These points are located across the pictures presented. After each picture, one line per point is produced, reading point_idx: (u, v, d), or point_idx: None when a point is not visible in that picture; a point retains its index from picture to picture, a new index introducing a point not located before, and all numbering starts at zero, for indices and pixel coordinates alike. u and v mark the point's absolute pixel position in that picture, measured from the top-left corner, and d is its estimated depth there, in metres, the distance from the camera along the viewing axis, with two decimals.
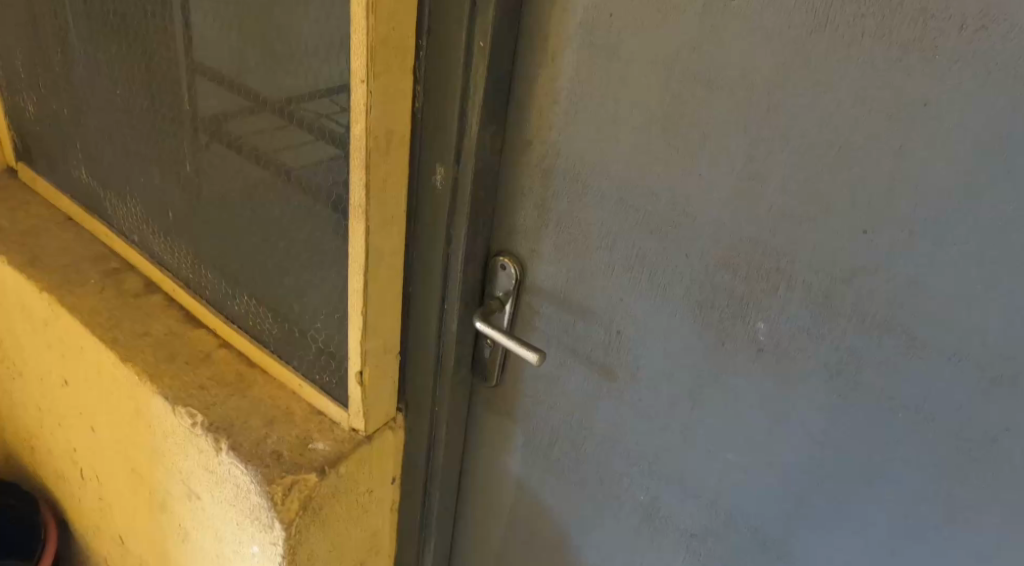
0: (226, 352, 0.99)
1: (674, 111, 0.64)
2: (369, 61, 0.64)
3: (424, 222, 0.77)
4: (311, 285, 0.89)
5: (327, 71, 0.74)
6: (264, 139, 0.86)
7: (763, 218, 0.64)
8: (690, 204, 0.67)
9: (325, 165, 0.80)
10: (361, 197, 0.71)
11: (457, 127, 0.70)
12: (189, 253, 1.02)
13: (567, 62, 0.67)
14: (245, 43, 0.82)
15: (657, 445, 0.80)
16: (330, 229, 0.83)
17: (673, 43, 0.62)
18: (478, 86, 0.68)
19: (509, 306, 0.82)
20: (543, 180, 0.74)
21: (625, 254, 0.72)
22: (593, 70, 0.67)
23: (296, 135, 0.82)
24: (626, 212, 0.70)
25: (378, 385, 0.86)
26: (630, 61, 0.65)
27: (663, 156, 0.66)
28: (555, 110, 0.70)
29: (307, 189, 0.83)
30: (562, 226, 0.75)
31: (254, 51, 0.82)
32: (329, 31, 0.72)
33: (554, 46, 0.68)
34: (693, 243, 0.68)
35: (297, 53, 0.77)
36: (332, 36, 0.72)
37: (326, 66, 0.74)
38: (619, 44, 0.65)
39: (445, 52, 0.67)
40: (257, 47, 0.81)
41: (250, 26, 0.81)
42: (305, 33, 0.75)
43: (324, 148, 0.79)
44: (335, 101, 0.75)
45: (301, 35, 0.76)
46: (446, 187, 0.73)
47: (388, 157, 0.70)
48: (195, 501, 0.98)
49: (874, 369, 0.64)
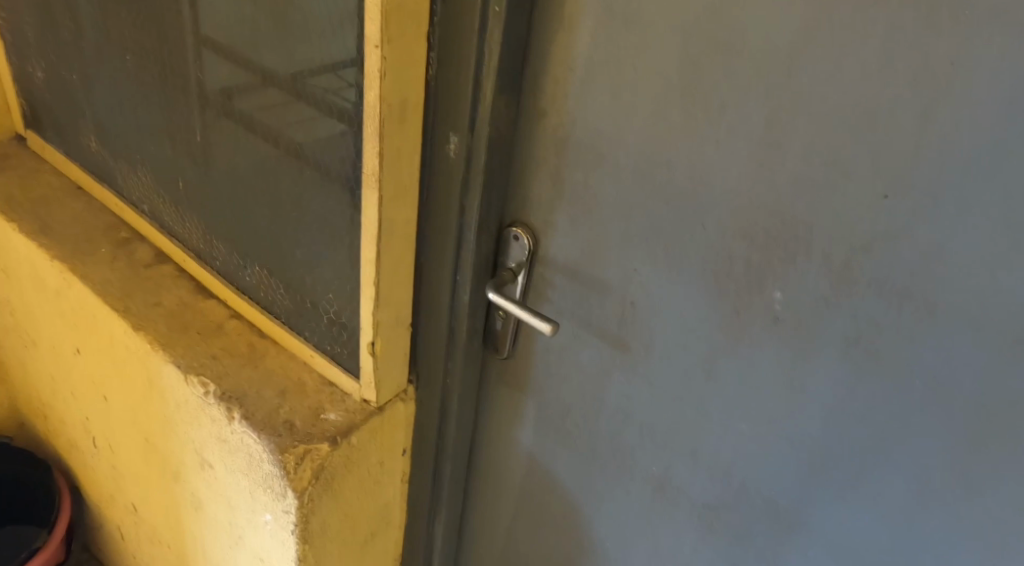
0: (237, 322, 0.99)
1: (692, 77, 0.63)
2: (383, 26, 0.63)
3: (437, 192, 0.76)
4: (322, 256, 0.88)
5: (339, 38, 0.73)
6: (274, 107, 0.85)
7: (781, 187, 0.63)
8: (707, 173, 0.66)
9: (336, 135, 0.79)
10: (374, 166, 0.70)
11: (471, 95, 0.69)
12: (200, 223, 1.02)
13: (583, 28, 0.66)
14: (255, 9, 0.81)
15: (669, 416, 0.80)
16: (341, 199, 0.82)
17: (692, 7, 0.61)
18: (492, 53, 0.67)
19: (522, 278, 0.81)
20: (557, 150, 0.73)
21: (641, 224, 0.71)
22: (610, 37, 0.65)
23: (306, 105, 0.81)
24: (642, 182, 0.70)
25: (390, 356, 0.86)
26: (648, 27, 0.63)
27: (681, 124, 0.65)
28: (571, 77, 0.69)
29: (317, 160, 0.83)
30: (575, 196, 0.74)
31: (264, 17, 0.81)
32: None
33: (571, 10, 0.66)
34: (709, 213, 0.67)
35: (308, 21, 0.76)
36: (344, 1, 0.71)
37: (338, 33, 0.73)
38: (637, 9, 0.63)
39: (460, 18, 0.66)
40: (267, 13, 0.80)
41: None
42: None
43: (334, 119, 0.78)
44: (347, 69, 0.74)
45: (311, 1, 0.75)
46: (460, 157, 0.73)
47: (401, 125, 0.69)
48: (208, 470, 0.98)
49: (892, 340, 0.63)
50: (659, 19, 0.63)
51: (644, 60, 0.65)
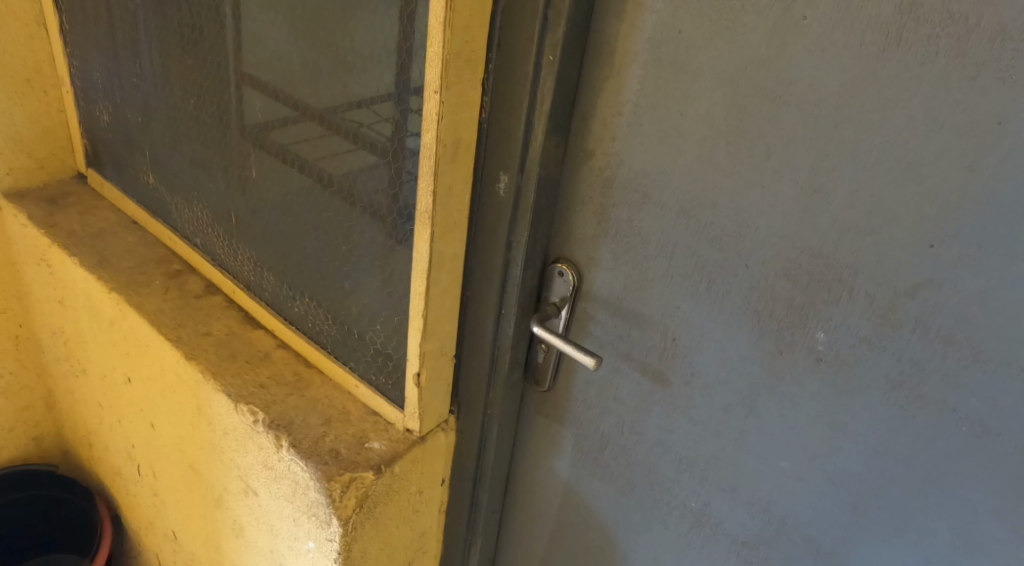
0: (284, 351, 1.02)
1: (739, 124, 0.66)
2: (444, 73, 0.66)
3: (485, 229, 0.79)
4: (368, 288, 0.91)
5: (394, 81, 0.77)
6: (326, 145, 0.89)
7: (825, 229, 0.65)
8: (752, 215, 0.68)
9: (370, 169, 0.84)
10: (427, 203, 0.74)
11: (522, 137, 0.72)
12: (250, 256, 1.06)
13: (633, 75, 0.69)
14: (313, 55, 0.85)
15: (709, 450, 0.81)
16: (389, 232, 0.85)
17: (741, 60, 0.64)
18: (545, 98, 0.70)
19: (564, 312, 0.83)
20: (604, 190, 0.76)
21: (685, 263, 0.74)
22: (659, 84, 0.69)
23: (349, 142, 0.85)
24: (686, 221, 0.72)
25: (433, 386, 0.89)
26: (697, 75, 0.66)
27: (727, 168, 0.68)
28: (619, 122, 0.72)
29: (364, 195, 0.86)
30: (620, 235, 0.77)
31: (321, 61, 0.85)
32: (398, 40, 0.75)
33: (622, 60, 0.70)
34: (753, 253, 0.69)
35: (364, 63, 0.80)
36: (401, 44, 0.75)
37: (393, 76, 0.77)
38: (686, 59, 0.66)
39: (514, 65, 0.69)
40: (325, 57, 0.84)
41: (318, 37, 0.83)
42: (374, 44, 0.78)
43: (377, 157, 0.82)
44: (400, 110, 0.77)
45: (369, 45, 0.78)
46: (509, 195, 0.76)
47: (454, 165, 0.73)
48: (252, 496, 1.01)
49: (935, 381, 0.64)
50: (707, 67, 0.66)
51: (692, 106, 0.68)
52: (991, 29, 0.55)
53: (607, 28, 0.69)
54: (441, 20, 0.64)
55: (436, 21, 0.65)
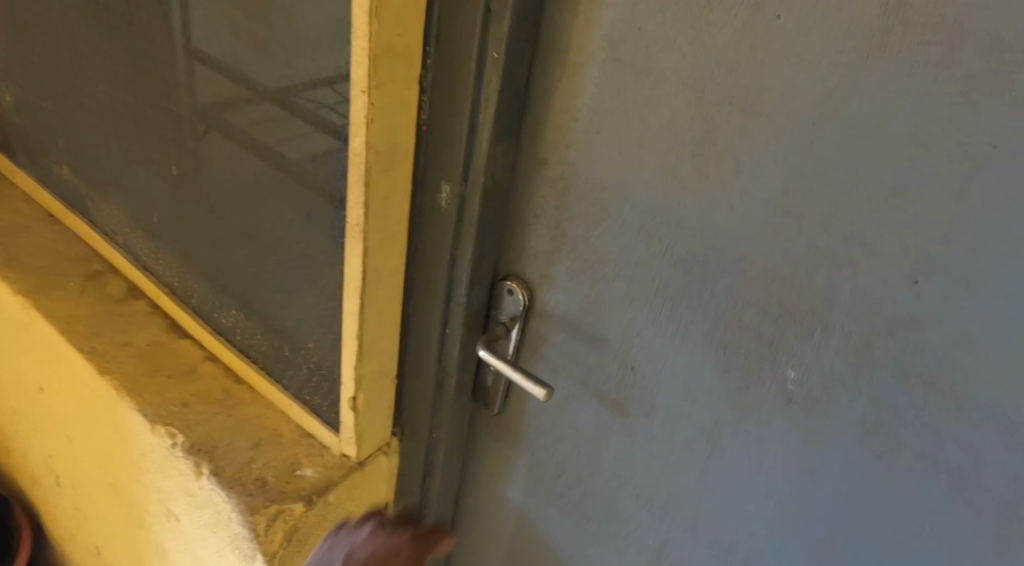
0: (212, 364, 0.93)
1: (705, 136, 0.59)
2: (372, 70, 0.58)
3: (428, 241, 0.72)
4: (302, 300, 0.83)
5: (321, 74, 0.68)
6: (253, 142, 0.80)
7: (800, 257, 0.58)
8: (719, 238, 0.61)
9: (311, 175, 0.75)
10: (358, 216, 0.66)
11: (466, 143, 0.64)
12: (175, 259, 0.96)
13: (588, 76, 0.61)
14: (232, 41, 0.76)
15: (668, 487, 0.74)
16: (324, 240, 0.77)
17: (707, 64, 0.56)
18: (490, 100, 0.62)
19: (515, 332, 0.75)
20: (558, 203, 0.68)
21: (645, 286, 0.66)
22: (617, 88, 0.61)
23: (284, 143, 0.76)
24: (648, 241, 0.65)
25: (372, 409, 0.81)
26: (660, 80, 0.59)
27: (693, 184, 0.61)
28: (575, 128, 0.64)
29: (302, 202, 0.77)
30: (574, 253, 0.69)
31: (241, 50, 0.76)
32: (326, 28, 0.66)
33: (576, 59, 0.61)
34: (719, 280, 0.63)
35: (290, 53, 0.71)
36: (329, 33, 0.66)
37: (319, 68, 0.68)
38: (647, 60, 0.59)
39: (457, 63, 0.61)
40: (245, 45, 0.75)
41: (237, 24, 0.74)
42: (299, 30, 0.69)
43: (314, 162, 0.74)
44: (330, 107, 0.68)
45: (295, 31, 0.69)
46: (452, 206, 0.68)
47: (391, 174, 0.65)
48: (175, 521, 0.92)
49: (914, 429, 0.58)
50: (670, 72, 0.58)
51: (653, 114, 0.60)
52: (988, 37, 0.48)
53: (559, 22, 0.61)
54: (366, 10, 0.56)
55: (360, 11, 0.56)
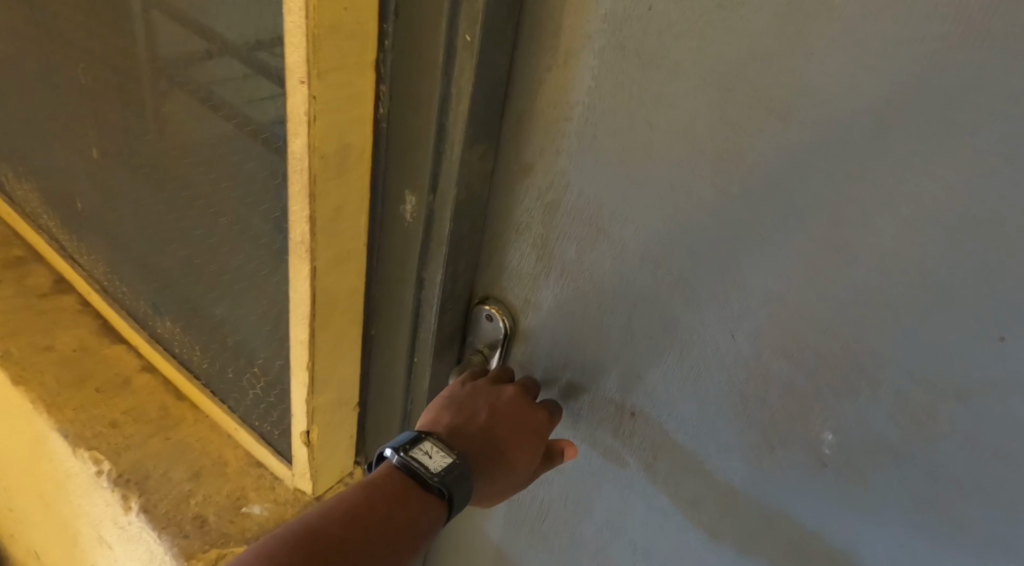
0: (149, 377, 0.80)
1: (730, 149, 0.46)
2: (311, 55, 0.45)
3: (392, 258, 0.60)
4: (238, 319, 0.68)
5: (244, 51, 0.54)
6: (164, 128, 0.65)
7: (848, 303, 0.46)
8: (742, 273, 0.48)
9: (236, 175, 0.60)
10: (303, 233, 0.54)
11: (434, 146, 0.52)
12: (98, 256, 0.81)
13: (583, 65, 0.48)
14: (132, 5, 0.61)
15: (671, 544, 0.63)
16: (254, 252, 0.63)
17: (736, 55, 0.43)
18: (462, 94, 0.49)
19: (494, 362, 0.64)
20: (546, 218, 0.55)
21: (651, 322, 0.54)
22: (619, 82, 0.48)
23: (199, 134, 0.62)
24: (655, 271, 0.52)
25: (330, 441, 0.70)
26: (674, 73, 0.45)
27: (713, 207, 0.48)
28: (566, 130, 0.51)
29: (228, 206, 0.63)
30: (564, 276, 0.57)
31: (143, 16, 0.60)
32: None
33: (569, 43, 0.48)
34: (741, 323, 0.50)
35: (200, 23, 0.56)
36: (247, 6, 0.52)
37: (241, 44, 0.54)
38: (658, 48, 0.45)
39: (422, 46, 0.49)
40: (146, 11, 0.60)
41: None
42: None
43: (237, 158, 0.59)
44: (256, 96, 0.55)
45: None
46: (418, 222, 0.56)
47: (342, 181, 0.53)
48: (107, 550, 0.81)
49: (986, 512, 0.46)
50: (687, 64, 0.45)
51: (664, 116, 0.47)
52: None
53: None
54: None
55: None
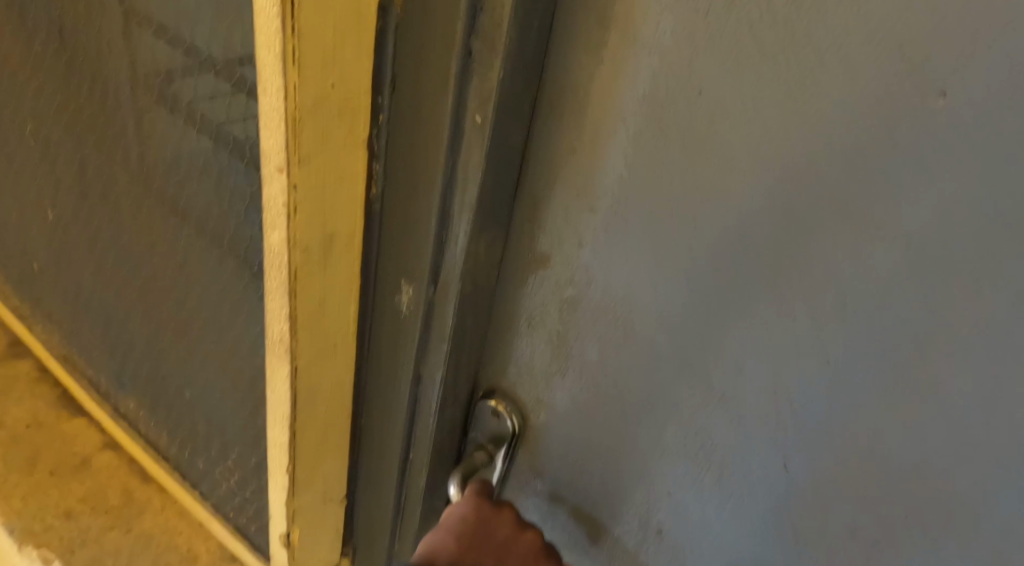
0: (112, 455, 0.72)
1: (789, 258, 0.38)
2: (291, 141, 0.38)
3: (385, 349, 0.52)
4: (204, 409, 0.60)
5: (200, 124, 0.45)
6: (110, 199, 0.56)
7: (930, 450, 0.37)
8: (798, 396, 0.41)
9: (195, 260, 0.51)
10: (282, 331, 0.46)
11: (436, 235, 0.44)
12: (52, 322, 0.73)
13: (613, 150, 0.41)
14: (73, 61, 0.52)
15: None
16: (219, 343, 0.54)
17: (802, 153, 0.36)
18: (470, 181, 0.41)
19: (499, 464, 0.55)
20: (563, 312, 0.48)
21: (684, 437, 0.46)
22: (658, 173, 0.40)
23: (150, 210, 0.53)
24: (691, 383, 0.44)
25: (312, 541, 0.62)
26: (724, 168, 0.38)
27: (766, 320, 0.40)
28: (589, 219, 0.44)
29: (185, 291, 0.54)
30: (581, 378, 0.49)
31: (84, 76, 0.52)
32: (197, 67, 0.43)
33: (597, 124, 0.41)
34: (796, 450, 0.42)
35: (150, 89, 0.47)
36: (203, 74, 0.43)
37: (197, 115, 0.45)
38: (708, 138, 0.38)
39: (421, 125, 0.41)
40: (88, 70, 0.51)
41: (76, 38, 0.51)
42: (163, 61, 0.45)
43: (196, 240, 0.51)
44: (216, 175, 0.46)
45: (156, 60, 0.46)
46: (416, 314, 0.48)
47: (328, 271, 0.46)
48: None
49: None
50: (741, 160, 0.37)
51: (709, 217, 0.40)
52: None
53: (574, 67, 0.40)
54: (277, 54, 0.35)
55: (268, 54, 0.36)
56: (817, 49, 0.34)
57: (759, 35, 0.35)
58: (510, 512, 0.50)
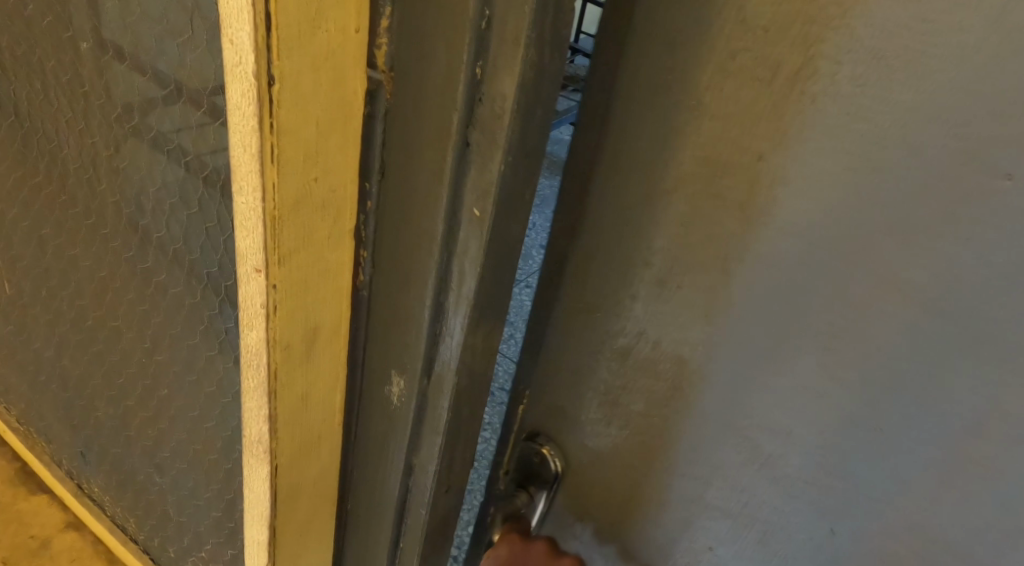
0: (75, 536, 0.68)
1: (852, 328, 0.35)
2: (269, 240, 0.34)
3: (372, 439, 0.48)
4: (175, 498, 0.55)
5: (171, 210, 0.41)
6: (75, 279, 0.52)
7: (980, 528, 0.36)
8: (856, 468, 0.38)
9: (168, 348, 0.47)
10: (260, 432, 0.42)
11: (430, 326, 0.40)
12: (12, 397, 0.68)
13: (661, 205, 0.39)
14: (34, 136, 0.48)
15: None
16: (192, 434, 0.50)
17: (866, 221, 0.33)
18: (469, 272, 0.38)
19: (539, 505, 0.50)
20: (606, 368, 0.45)
21: (728, 501, 0.44)
22: (710, 233, 0.38)
23: (118, 293, 0.49)
24: (740, 449, 0.42)
25: None
26: (782, 231, 0.36)
27: (826, 390, 0.37)
28: (632, 275, 0.41)
29: (157, 379, 0.50)
30: (626, 435, 0.46)
31: (46, 151, 0.48)
32: (167, 152, 0.39)
33: (644, 178, 0.39)
34: (848, 521, 0.40)
35: (117, 171, 0.43)
36: (174, 161, 0.39)
37: (168, 201, 0.41)
38: (767, 198, 0.35)
39: (415, 213, 0.38)
40: (50, 146, 0.47)
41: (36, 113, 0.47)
42: (129, 143, 0.41)
43: (168, 329, 0.46)
44: (187, 264, 0.42)
45: (123, 141, 0.42)
46: (408, 406, 0.44)
47: (312, 367, 0.42)
48: None
49: None
50: (800, 225, 0.35)
51: (768, 283, 0.37)
52: None
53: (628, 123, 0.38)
54: (252, 152, 0.32)
55: (241, 151, 0.32)
56: (881, 124, 0.32)
57: (822, 103, 0.33)
58: (543, 542, 0.48)
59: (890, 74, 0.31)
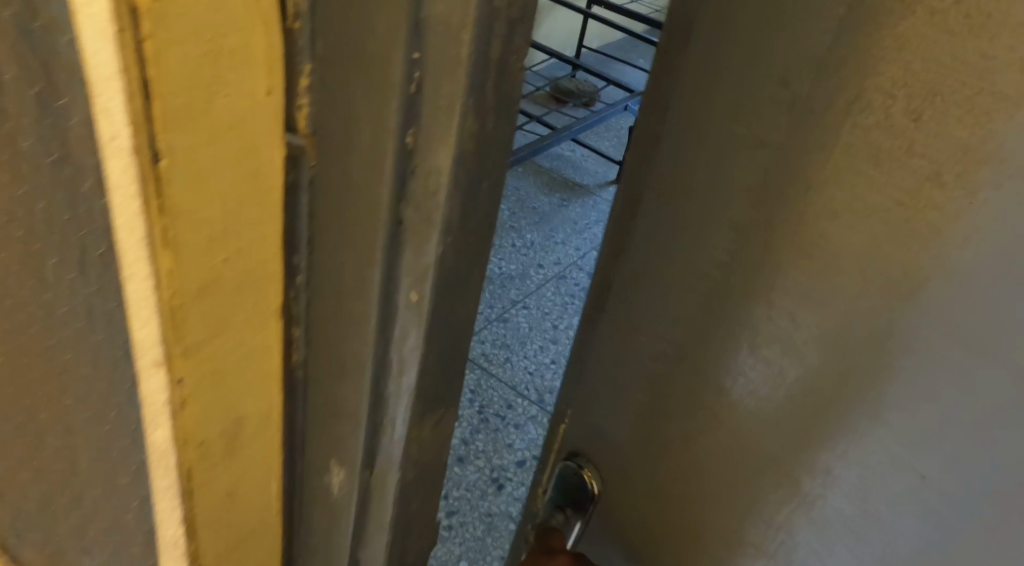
0: None
1: (988, 343, 0.39)
2: (168, 331, 0.30)
3: (314, 530, 0.42)
4: None
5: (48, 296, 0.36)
6: None
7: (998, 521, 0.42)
8: (925, 460, 0.43)
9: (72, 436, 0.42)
10: (177, 533, 0.37)
11: (371, 416, 0.35)
12: None
13: (797, 219, 0.44)
14: None
15: None
16: (109, 523, 0.45)
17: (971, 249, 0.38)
18: (410, 359, 0.33)
19: (575, 527, 0.60)
20: (702, 353, 0.51)
21: (825, 477, 0.48)
22: (807, 246, 0.44)
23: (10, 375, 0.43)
24: (855, 433, 0.46)
25: None
26: (839, 241, 0.42)
27: (942, 390, 0.42)
28: (773, 279, 0.46)
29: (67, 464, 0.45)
30: (675, 414, 0.54)
31: None
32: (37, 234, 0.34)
33: (734, 178, 0.45)
34: (917, 501, 0.45)
35: None
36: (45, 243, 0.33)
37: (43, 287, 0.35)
38: (814, 244, 0.43)
39: (347, 293, 0.33)
40: None
41: None
42: None
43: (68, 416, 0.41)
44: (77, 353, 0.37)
45: None
46: (348, 500, 0.39)
47: (236, 461, 0.37)
48: None
49: None
50: (936, 271, 0.39)
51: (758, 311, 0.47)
52: None
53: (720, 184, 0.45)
54: (140, 238, 0.28)
55: (130, 236, 0.28)
56: (967, 181, 0.37)
57: (892, 123, 0.39)
58: None
59: (993, 114, 0.36)
